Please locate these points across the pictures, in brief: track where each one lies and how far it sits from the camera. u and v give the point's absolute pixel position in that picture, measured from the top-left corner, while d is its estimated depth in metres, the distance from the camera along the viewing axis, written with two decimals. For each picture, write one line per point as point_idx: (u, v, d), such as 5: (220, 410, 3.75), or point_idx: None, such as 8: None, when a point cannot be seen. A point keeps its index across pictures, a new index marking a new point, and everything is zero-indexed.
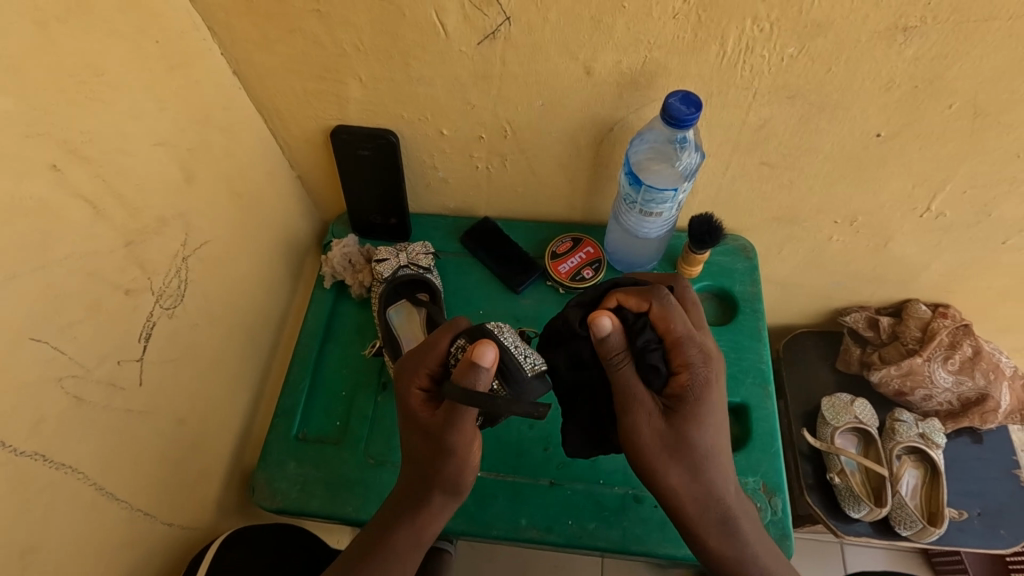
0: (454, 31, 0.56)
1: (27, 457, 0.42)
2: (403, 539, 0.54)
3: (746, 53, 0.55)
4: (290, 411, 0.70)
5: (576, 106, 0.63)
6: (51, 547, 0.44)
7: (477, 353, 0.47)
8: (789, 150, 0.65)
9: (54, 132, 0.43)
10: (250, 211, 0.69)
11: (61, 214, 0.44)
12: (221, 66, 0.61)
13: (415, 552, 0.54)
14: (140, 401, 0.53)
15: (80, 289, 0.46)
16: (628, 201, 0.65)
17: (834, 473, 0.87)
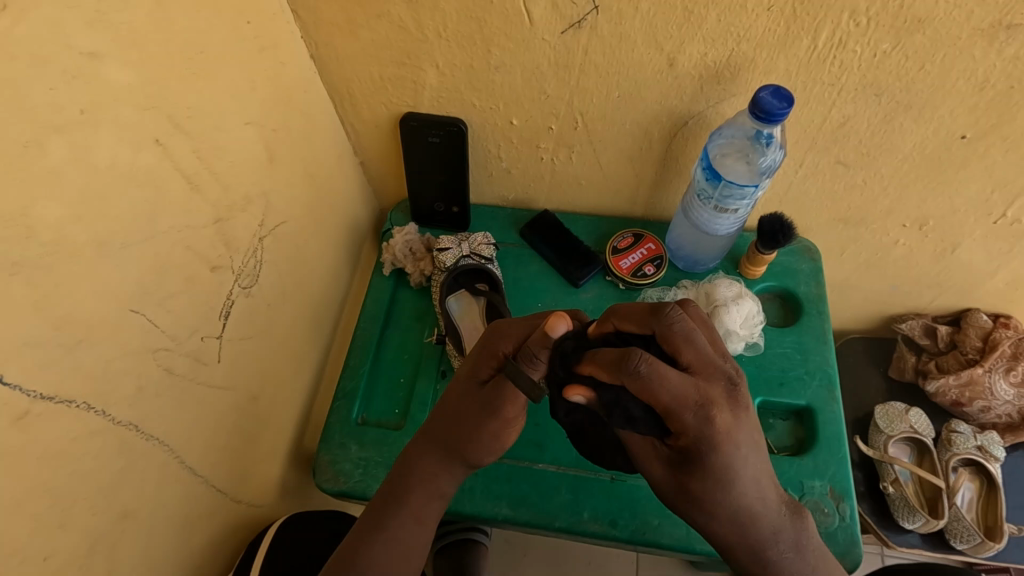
0: (540, 19, 0.56)
1: (125, 426, 0.43)
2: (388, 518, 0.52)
3: (838, 48, 0.54)
4: (351, 394, 0.70)
5: (654, 99, 0.62)
6: (141, 515, 0.45)
7: (553, 322, 0.48)
8: (867, 150, 0.64)
9: (161, 107, 0.43)
10: (319, 195, 0.69)
11: (164, 188, 0.44)
12: (301, 49, 0.61)
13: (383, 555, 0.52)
14: (220, 378, 0.53)
15: (176, 262, 0.46)
16: (703, 197, 0.64)
17: (888, 482, 0.85)
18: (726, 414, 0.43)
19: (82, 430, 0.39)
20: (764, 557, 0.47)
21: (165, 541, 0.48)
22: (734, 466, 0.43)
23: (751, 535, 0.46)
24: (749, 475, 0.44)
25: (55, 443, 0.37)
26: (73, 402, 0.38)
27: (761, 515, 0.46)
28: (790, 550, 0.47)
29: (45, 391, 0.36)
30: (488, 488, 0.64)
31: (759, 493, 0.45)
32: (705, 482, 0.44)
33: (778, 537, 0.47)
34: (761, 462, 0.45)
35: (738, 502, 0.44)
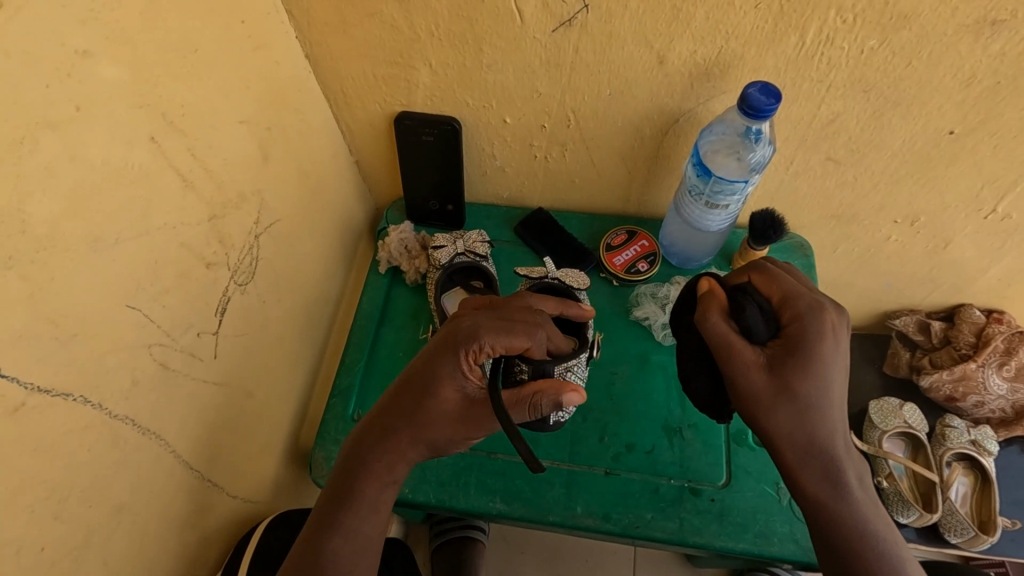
0: (531, 17, 0.56)
1: (119, 420, 0.43)
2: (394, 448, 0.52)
3: (825, 45, 0.54)
4: (347, 391, 0.71)
5: (645, 96, 0.63)
6: (136, 507, 0.46)
7: (570, 399, 0.52)
8: (856, 146, 0.65)
9: (155, 105, 0.44)
10: (314, 193, 0.70)
11: (158, 185, 0.45)
12: (295, 49, 0.62)
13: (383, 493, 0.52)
14: (215, 374, 0.54)
15: (170, 259, 0.47)
16: (695, 193, 0.65)
17: (882, 477, 0.85)
18: (833, 313, 0.51)
19: (76, 423, 0.40)
20: (834, 474, 0.50)
21: (160, 533, 0.49)
22: (833, 372, 0.49)
23: (824, 449, 0.50)
24: (838, 389, 0.50)
25: (49, 436, 0.38)
26: (67, 395, 0.39)
27: (835, 436, 0.50)
28: (855, 479, 0.50)
29: (38, 384, 0.37)
30: (482, 484, 0.64)
31: (837, 409, 0.50)
32: (816, 382, 0.49)
33: (846, 457, 0.50)
34: (846, 384, 0.51)
35: (826, 408, 0.49)
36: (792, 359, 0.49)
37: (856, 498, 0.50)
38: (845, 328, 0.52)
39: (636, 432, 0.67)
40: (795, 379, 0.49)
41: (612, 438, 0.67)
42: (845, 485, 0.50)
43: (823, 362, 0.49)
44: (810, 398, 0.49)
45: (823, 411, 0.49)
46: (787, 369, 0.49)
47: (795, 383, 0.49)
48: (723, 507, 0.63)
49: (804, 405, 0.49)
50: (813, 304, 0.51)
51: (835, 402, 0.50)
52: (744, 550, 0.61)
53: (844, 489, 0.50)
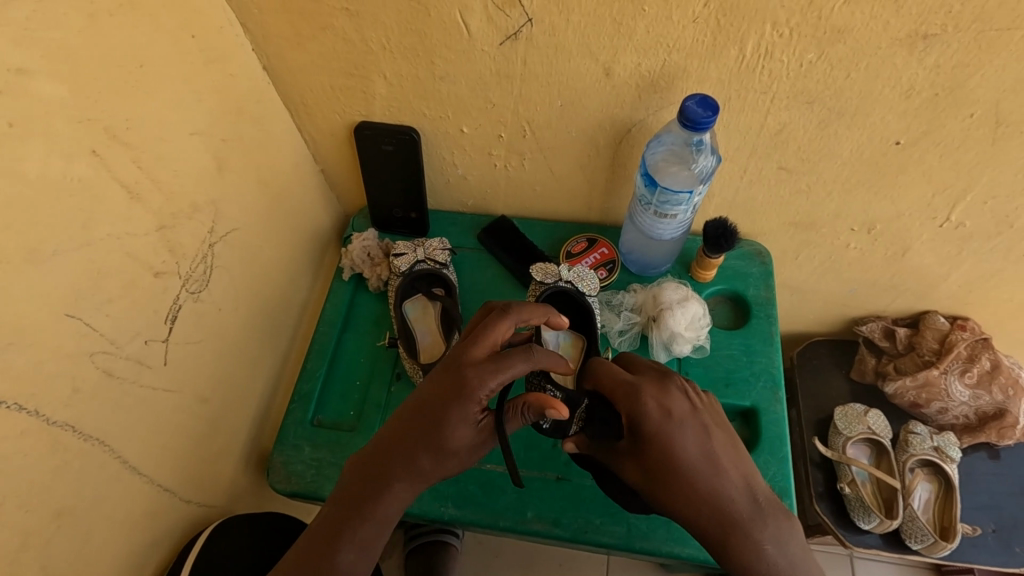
0: (478, 31, 0.57)
1: (59, 427, 0.44)
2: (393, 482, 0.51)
3: (765, 58, 0.55)
4: (307, 397, 0.72)
5: (596, 107, 0.64)
6: (76, 512, 0.47)
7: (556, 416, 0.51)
8: (806, 155, 0.66)
9: (96, 119, 0.45)
10: (275, 202, 0.71)
11: (100, 197, 0.46)
12: (252, 61, 0.63)
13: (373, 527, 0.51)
14: (166, 381, 0.55)
15: (115, 268, 0.48)
16: (644, 202, 0.65)
17: (844, 483, 0.86)
18: (653, 387, 0.53)
19: (12, 429, 0.41)
20: (740, 528, 0.50)
21: (106, 537, 0.50)
22: (681, 442, 0.51)
23: (726, 512, 0.50)
24: (690, 453, 0.51)
25: None
26: (2, 402, 0.40)
27: (721, 492, 0.51)
28: (766, 536, 0.50)
29: None
30: (434, 488, 0.65)
31: (703, 468, 0.51)
32: (677, 459, 0.50)
33: (746, 513, 0.51)
34: (699, 433, 0.52)
35: (694, 475, 0.50)
36: (650, 440, 0.51)
37: (769, 556, 0.50)
38: (676, 389, 0.54)
39: None
40: (654, 459, 0.51)
41: (564, 443, 0.67)
42: (752, 545, 0.50)
43: (673, 438, 0.51)
44: (684, 472, 0.50)
45: (694, 475, 0.50)
46: (642, 450, 0.52)
47: (657, 462, 0.51)
48: None
49: (678, 481, 0.50)
50: (632, 389, 0.53)
51: (701, 457, 0.51)
52: (692, 556, 0.62)
53: (750, 545, 0.50)
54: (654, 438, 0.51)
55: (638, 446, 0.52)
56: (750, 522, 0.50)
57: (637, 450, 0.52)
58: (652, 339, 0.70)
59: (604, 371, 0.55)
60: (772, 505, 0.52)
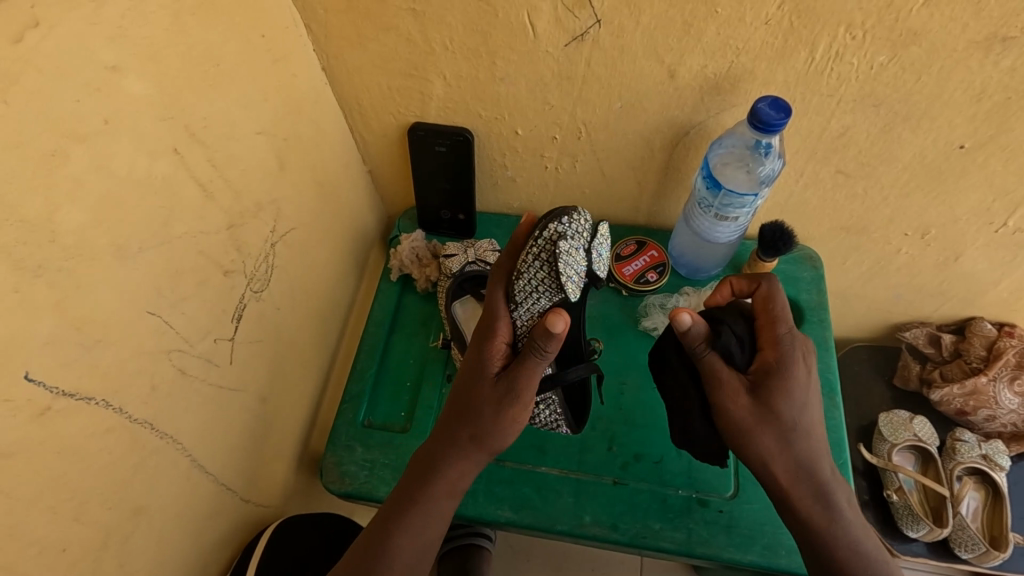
0: (544, 32, 0.57)
1: (139, 425, 0.44)
2: (457, 454, 0.55)
3: (836, 60, 0.55)
4: (358, 397, 0.72)
5: (656, 109, 0.64)
6: (152, 511, 0.46)
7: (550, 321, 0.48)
8: (866, 160, 0.65)
9: (178, 117, 0.45)
10: (328, 203, 0.71)
11: (179, 195, 0.46)
12: (312, 61, 0.63)
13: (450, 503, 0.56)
14: (231, 380, 0.55)
15: (190, 266, 0.48)
16: (704, 205, 0.65)
17: (892, 490, 0.85)
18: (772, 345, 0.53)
19: (98, 427, 0.40)
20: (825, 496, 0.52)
21: (177, 535, 0.50)
22: (807, 390, 0.52)
23: (821, 473, 0.52)
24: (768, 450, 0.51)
25: (71, 440, 0.39)
26: (91, 399, 0.40)
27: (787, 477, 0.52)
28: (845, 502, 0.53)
29: (64, 388, 0.38)
30: (490, 491, 0.65)
31: (779, 455, 0.52)
32: (795, 407, 0.52)
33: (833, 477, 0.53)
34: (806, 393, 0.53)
35: (805, 425, 0.52)
36: (770, 387, 0.52)
37: (847, 518, 0.53)
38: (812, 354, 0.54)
39: (645, 442, 0.67)
40: (778, 400, 0.51)
41: (619, 448, 0.67)
42: (833, 506, 0.52)
43: (798, 380, 0.52)
44: (799, 419, 0.51)
45: (803, 427, 0.52)
46: (766, 393, 0.51)
47: (775, 405, 0.51)
48: (731, 518, 0.63)
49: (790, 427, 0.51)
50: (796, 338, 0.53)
51: (813, 403, 0.53)
52: (753, 563, 0.61)
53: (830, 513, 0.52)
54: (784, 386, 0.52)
55: (764, 389, 0.52)
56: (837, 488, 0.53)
57: (759, 393, 0.52)
58: None
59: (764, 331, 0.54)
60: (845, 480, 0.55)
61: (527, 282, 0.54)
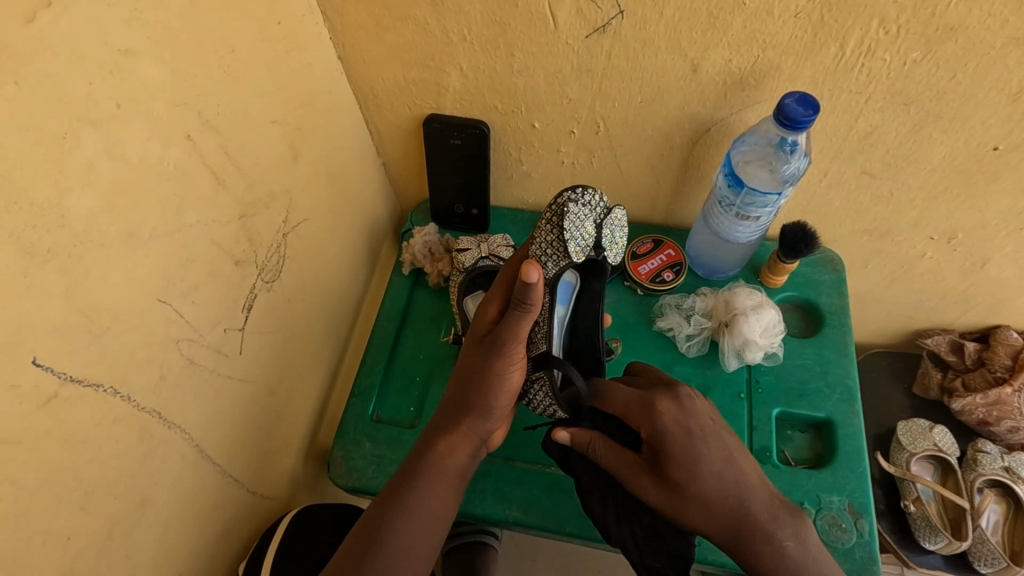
0: (565, 23, 0.56)
1: (148, 414, 0.44)
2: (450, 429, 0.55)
3: (867, 56, 0.53)
4: (366, 391, 0.71)
5: (677, 105, 0.62)
6: (158, 501, 0.46)
7: (524, 270, 0.47)
8: (893, 160, 0.63)
9: (192, 104, 0.44)
10: (340, 194, 0.70)
11: (192, 182, 0.45)
12: (329, 51, 0.63)
13: (443, 494, 0.53)
14: (240, 370, 0.55)
15: (201, 255, 0.47)
16: (725, 204, 0.63)
17: (909, 501, 0.83)
18: (667, 401, 0.52)
19: (107, 415, 0.40)
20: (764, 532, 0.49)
21: (182, 527, 0.49)
22: (696, 449, 0.50)
23: (755, 507, 0.50)
24: (712, 466, 0.50)
25: (80, 428, 0.38)
26: (101, 386, 0.39)
27: (743, 500, 0.50)
28: (790, 540, 0.49)
29: (74, 373, 0.37)
30: (499, 490, 0.64)
31: (717, 503, 0.50)
32: (678, 466, 0.51)
33: (770, 522, 0.50)
34: (719, 446, 0.51)
35: (712, 483, 0.50)
36: (654, 445, 0.52)
37: (792, 559, 0.49)
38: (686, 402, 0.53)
39: None
40: (668, 464, 0.51)
41: None
42: (777, 547, 0.49)
43: (693, 450, 0.51)
44: (722, 473, 0.50)
45: (718, 478, 0.50)
46: (659, 456, 0.51)
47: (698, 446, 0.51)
48: None
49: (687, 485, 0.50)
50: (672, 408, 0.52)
51: (716, 459, 0.51)
52: None
53: (773, 553, 0.49)
54: (653, 443, 0.52)
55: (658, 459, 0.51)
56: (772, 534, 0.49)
57: (654, 459, 0.52)
58: (723, 345, 0.68)
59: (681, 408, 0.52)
60: (794, 510, 0.51)
61: (539, 247, 0.60)
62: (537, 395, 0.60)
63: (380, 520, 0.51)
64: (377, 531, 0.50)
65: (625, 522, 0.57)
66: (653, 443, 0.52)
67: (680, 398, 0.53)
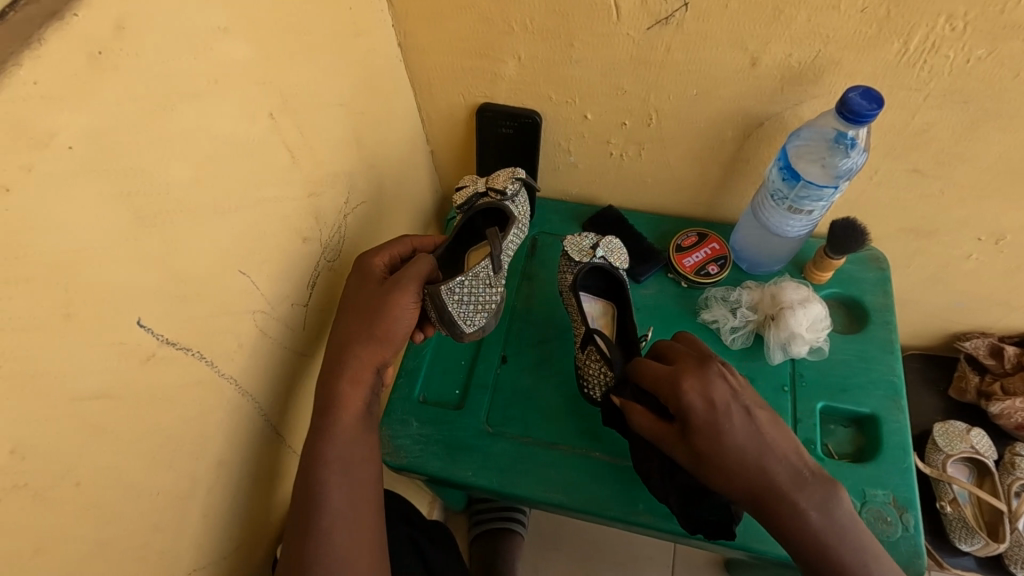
0: (628, 14, 0.57)
1: (226, 380, 0.45)
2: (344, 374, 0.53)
3: (929, 52, 0.53)
4: (413, 373, 0.73)
5: (732, 98, 0.63)
6: (230, 466, 0.48)
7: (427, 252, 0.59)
8: (947, 158, 0.63)
9: (274, 84, 0.46)
10: (393, 179, 0.72)
11: (271, 159, 0.47)
12: (390, 38, 0.64)
13: (352, 449, 0.51)
14: (302, 345, 0.56)
15: (275, 231, 0.49)
16: (778, 197, 0.64)
17: (946, 502, 0.83)
18: (694, 379, 0.52)
19: (192, 378, 0.42)
20: (788, 501, 0.49)
21: (248, 493, 0.51)
22: (720, 421, 0.50)
23: (778, 479, 0.50)
24: (739, 438, 0.50)
25: (171, 389, 0.40)
26: (188, 350, 0.41)
27: (766, 472, 0.50)
28: (814, 509, 0.49)
29: (168, 336, 0.38)
30: (544, 473, 0.65)
31: (741, 473, 0.50)
32: (706, 438, 0.50)
33: (797, 489, 0.49)
34: (744, 418, 0.51)
35: (739, 451, 0.50)
36: (684, 418, 0.51)
37: (818, 529, 0.49)
38: (717, 375, 0.52)
39: None
40: (693, 436, 0.51)
41: None
42: (801, 516, 0.49)
43: (718, 421, 0.50)
44: (745, 446, 0.50)
45: (741, 450, 0.50)
46: (686, 430, 0.51)
47: (723, 419, 0.50)
48: None
49: (713, 458, 0.50)
50: (698, 381, 0.52)
51: (741, 430, 0.50)
52: None
53: (796, 522, 0.49)
54: (684, 414, 0.51)
55: (682, 429, 0.51)
56: (798, 503, 0.49)
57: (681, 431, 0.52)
58: (768, 338, 0.68)
59: (705, 382, 0.52)
60: (822, 481, 0.50)
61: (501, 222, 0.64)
62: (592, 371, 0.64)
63: (312, 503, 0.49)
64: (310, 520, 0.48)
65: (670, 481, 0.58)
66: (678, 414, 0.52)
67: (709, 372, 0.52)
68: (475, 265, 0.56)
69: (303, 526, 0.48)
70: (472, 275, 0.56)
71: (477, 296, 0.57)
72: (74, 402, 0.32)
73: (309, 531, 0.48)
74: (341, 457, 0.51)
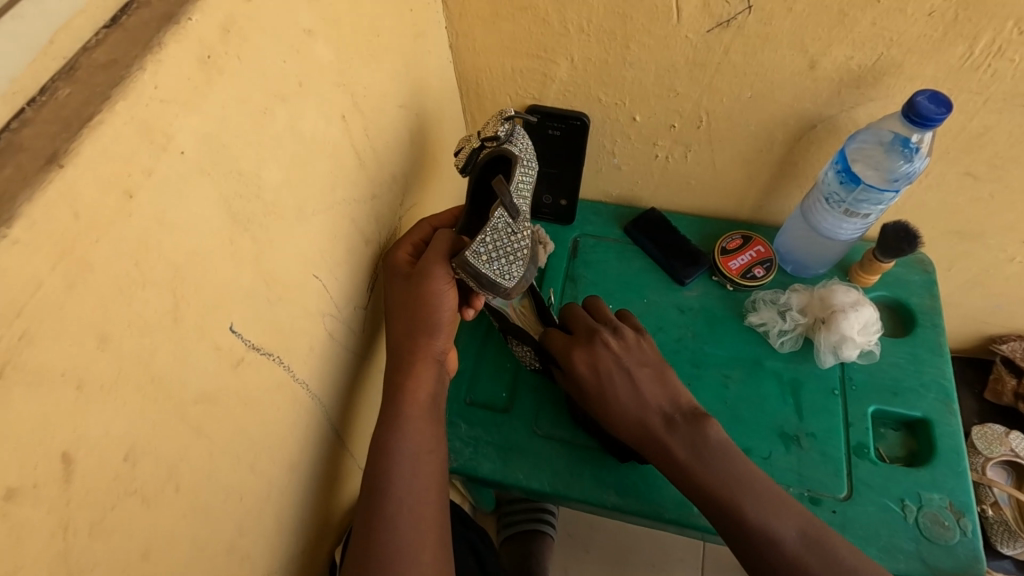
0: (688, 16, 0.57)
1: (299, 384, 0.45)
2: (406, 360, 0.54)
3: (994, 56, 0.53)
4: (459, 375, 0.72)
5: (787, 101, 0.62)
6: (301, 469, 0.48)
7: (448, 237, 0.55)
8: (1001, 162, 0.63)
9: (348, 86, 0.46)
10: (439, 181, 0.72)
11: (343, 161, 0.47)
12: (442, 39, 0.64)
13: (424, 424, 0.54)
14: (361, 348, 0.56)
15: (344, 233, 0.49)
16: (833, 200, 0.64)
17: (987, 505, 0.84)
18: (581, 351, 0.62)
19: (273, 383, 0.41)
20: (665, 450, 0.57)
21: (313, 497, 0.51)
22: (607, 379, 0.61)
23: (650, 422, 0.58)
24: (621, 394, 0.60)
25: (255, 393, 0.39)
26: (269, 354, 0.40)
27: (647, 422, 0.58)
28: (685, 448, 0.56)
29: (254, 340, 0.38)
30: (598, 476, 0.65)
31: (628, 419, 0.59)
32: (616, 395, 0.60)
33: (667, 432, 0.57)
34: (626, 380, 0.61)
35: (622, 403, 0.60)
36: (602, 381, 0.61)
37: (691, 468, 0.55)
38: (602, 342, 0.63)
39: (752, 436, 0.65)
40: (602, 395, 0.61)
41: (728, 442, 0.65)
42: (672, 457, 0.56)
43: (601, 379, 0.61)
44: (649, 402, 0.59)
45: (642, 403, 0.59)
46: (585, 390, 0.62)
47: (607, 377, 0.61)
48: (844, 518, 0.60)
49: (617, 409, 0.60)
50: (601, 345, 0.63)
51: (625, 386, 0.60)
52: None
53: (678, 468, 0.56)
54: (591, 377, 0.61)
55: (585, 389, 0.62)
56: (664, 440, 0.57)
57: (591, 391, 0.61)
58: (819, 342, 0.68)
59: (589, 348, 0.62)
60: (691, 420, 0.58)
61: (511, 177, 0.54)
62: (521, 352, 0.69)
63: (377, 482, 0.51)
64: (378, 518, 0.49)
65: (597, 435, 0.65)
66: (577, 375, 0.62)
67: (602, 338, 0.63)
68: (491, 217, 0.50)
69: (374, 512, 0.50)
70: (490, 231, 0.50)
71: (504, 247, 0.51)
72: (178, 406, 0.32)
73: (374, 520, 0.49)
74: (409, 451, 0.52)
